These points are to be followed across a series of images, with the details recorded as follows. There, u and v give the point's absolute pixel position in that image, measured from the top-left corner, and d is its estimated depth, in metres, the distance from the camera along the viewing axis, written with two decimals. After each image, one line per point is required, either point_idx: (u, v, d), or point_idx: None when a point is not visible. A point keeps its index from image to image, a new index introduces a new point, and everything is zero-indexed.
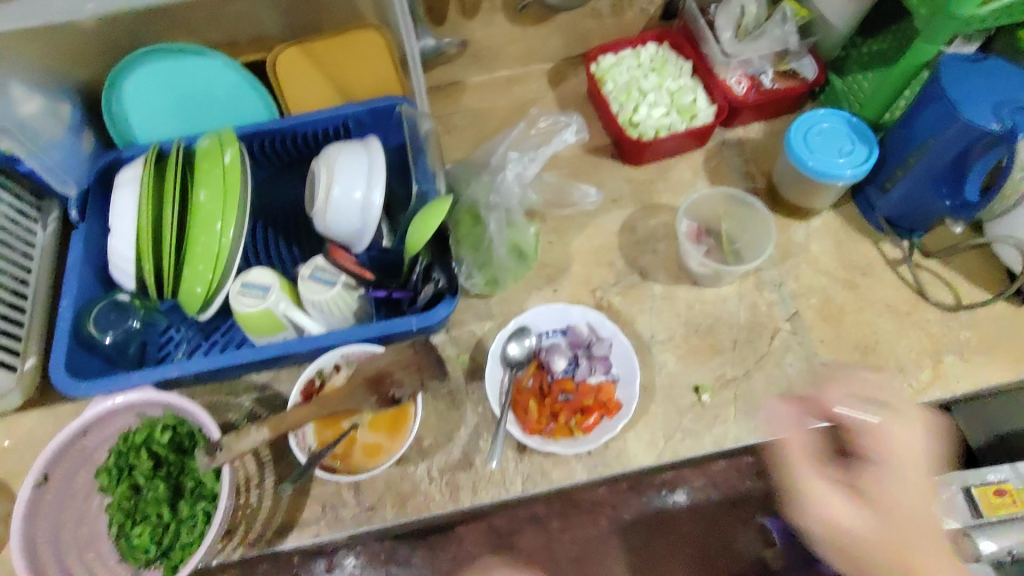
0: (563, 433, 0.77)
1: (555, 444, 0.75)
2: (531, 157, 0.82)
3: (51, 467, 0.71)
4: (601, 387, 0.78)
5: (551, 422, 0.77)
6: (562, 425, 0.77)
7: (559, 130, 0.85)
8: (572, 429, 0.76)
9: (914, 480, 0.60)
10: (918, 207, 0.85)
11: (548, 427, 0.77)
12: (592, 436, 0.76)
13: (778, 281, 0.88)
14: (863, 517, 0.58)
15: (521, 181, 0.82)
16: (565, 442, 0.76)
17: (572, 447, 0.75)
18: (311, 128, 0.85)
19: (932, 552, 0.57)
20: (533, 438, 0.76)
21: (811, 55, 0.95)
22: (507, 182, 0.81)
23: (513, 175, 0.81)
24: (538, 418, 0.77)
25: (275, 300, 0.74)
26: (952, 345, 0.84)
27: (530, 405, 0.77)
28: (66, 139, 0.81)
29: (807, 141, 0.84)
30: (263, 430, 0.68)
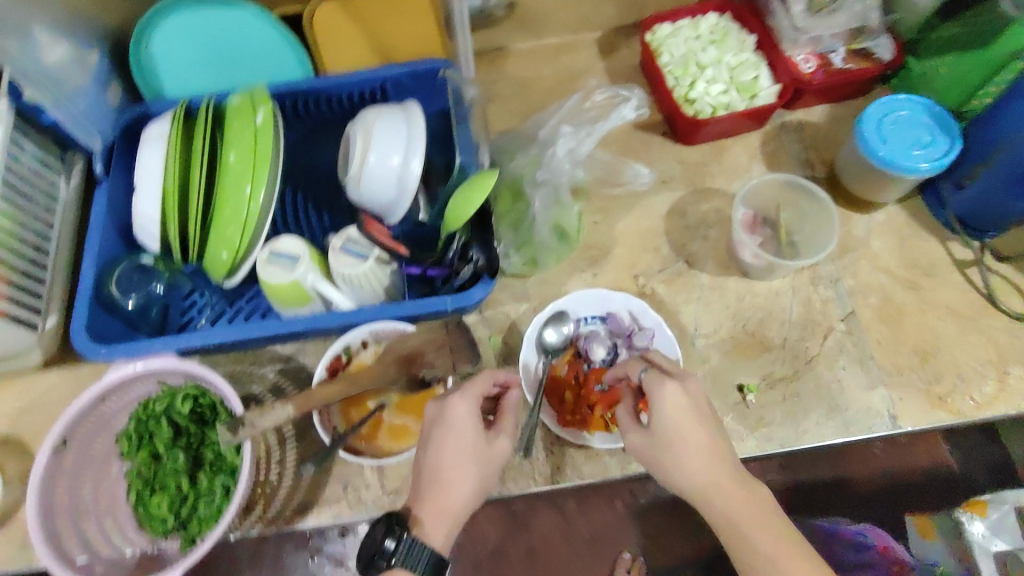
0: (599, 427, 0.72)
1: (588, 439, 0.72)
2: (586, 133, 0.77)
3: (70, 433, 0.68)
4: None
5: (586, 413, 0.72)
6: (598, 418, 0.72)
7: (617, 105, 0.79)
8: (608, 422, 0.72)
9: (674, 420, 0.60)
10: (994, 206, 0.78)
11: (584, 420, 0.72)
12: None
13: (835, 278, 0.82)
14: (640, 440, 0.63)
15: (574, 158, 0.77)
16: (600, 436, 0.72)
17: (607, 442, 0.71)
18: (346, 90, 0.80)
19: (707, 471, 0.59)
20: (568, 430, 0.72)
21: (889, 34, 0.88)
22: (557, 158, 0.76)
23: (565, 151, 0.76)
24: (572, 409, 0.73)
25: (304, 271, 0.70)
26: (1020, 357, 0.78)
27: (566, 395, 0.74)
28: (90, 88, 0.77)
29: (881, 130, 0.77)
30: (288, 406, 0.65)
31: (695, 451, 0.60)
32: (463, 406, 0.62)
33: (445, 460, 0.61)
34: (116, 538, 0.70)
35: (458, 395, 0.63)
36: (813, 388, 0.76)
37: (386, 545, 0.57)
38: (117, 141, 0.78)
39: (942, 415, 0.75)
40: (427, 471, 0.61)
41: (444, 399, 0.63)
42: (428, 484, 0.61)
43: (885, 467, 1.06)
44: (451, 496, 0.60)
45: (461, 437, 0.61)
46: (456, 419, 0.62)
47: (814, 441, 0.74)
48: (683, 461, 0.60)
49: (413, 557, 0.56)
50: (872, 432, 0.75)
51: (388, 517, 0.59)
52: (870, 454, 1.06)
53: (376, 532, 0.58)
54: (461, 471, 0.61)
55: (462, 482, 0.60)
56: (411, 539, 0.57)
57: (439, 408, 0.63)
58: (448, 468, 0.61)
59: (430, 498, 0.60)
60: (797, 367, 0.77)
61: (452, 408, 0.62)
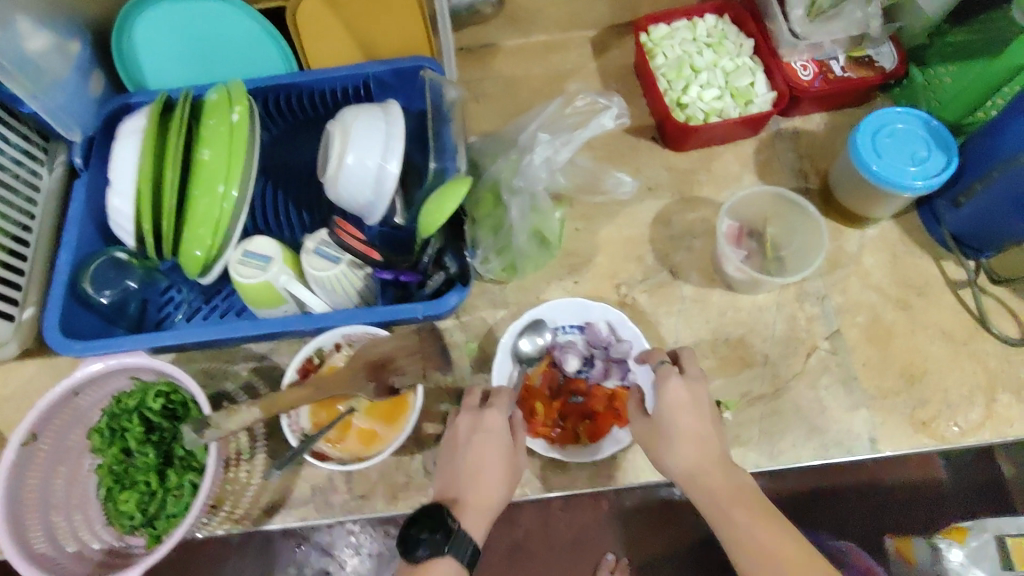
0: (569, 439, 0.72)
1: (558, 452, 0.71)
2: (564, 140, 0.74)
3: (41, 426, 0.68)
4: (614, 394, 0.74)
5: (557, 425, 0.73)
6: (569, 430, 0.72)
7: (598, 113, 0.76)
8: (579, 435, 0.72)
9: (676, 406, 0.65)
10: (990, 227, 0.75)
11: (555, 432, 0.72)
12: (597, 447, 0.71)
13: (822, 294, 0.80)
14: (641, 423, 0.67)
15: (551, 167, 0.74)
16: (570, 450, 0.71)
17: (577, 456, 0.71)
18: (329, 86, 0.79)
19: (695, 458, 0.63)
20: (538, 441, 0.71)
21: (892, 41, 0.85)
22: (534, 166, 0.73)
23: (541, 159, 0.73)
24: (544, 420, 0.72)
25: (276, 272, 0.69)
26: (1009, 383, 0.76)
27: (538, 406, 0.72)
28: (72, 80, 0.75)
29: (876, 143, 0.74)
30: (255, 409, 0.65)
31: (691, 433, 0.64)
32: (501, 414, 0.67)
33: (485, 462, 0.65)
34: (85, 533, 0.71)
35: (496, 406, 0.67)
36: (793, 407, 0.75)
37: (435, 538, 0.59)
38: (98, 134, 0.78)
39: (925, 441, 0.73)
40: (466, 473, 0.65)
41: (483, 409, 0.67)
42: (467, 484, 0.64)
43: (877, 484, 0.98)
44: (486, 496, 0.64)
45: (498, 442, 0.66)
46: (495, 427, 0.66)
47: (790, 462, 0.72)
48: (676, 446, 0.64)
49: (459, 548, 0.60)
50: (851, 454, 0.73)
51: (434, 511, 0.61)
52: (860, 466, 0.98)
53: (423, 524, 0.60)
54: (497, 474, 0.65)
55: (499, 485, 0.65)
56: (459, 531, 0.60)
57: (477, 416, 0.67)
58: (484, 472, 0.65)
59: (469, 497, 0.64)
60: (777, 386, 0.76)
61: (492, 417, 0.67)
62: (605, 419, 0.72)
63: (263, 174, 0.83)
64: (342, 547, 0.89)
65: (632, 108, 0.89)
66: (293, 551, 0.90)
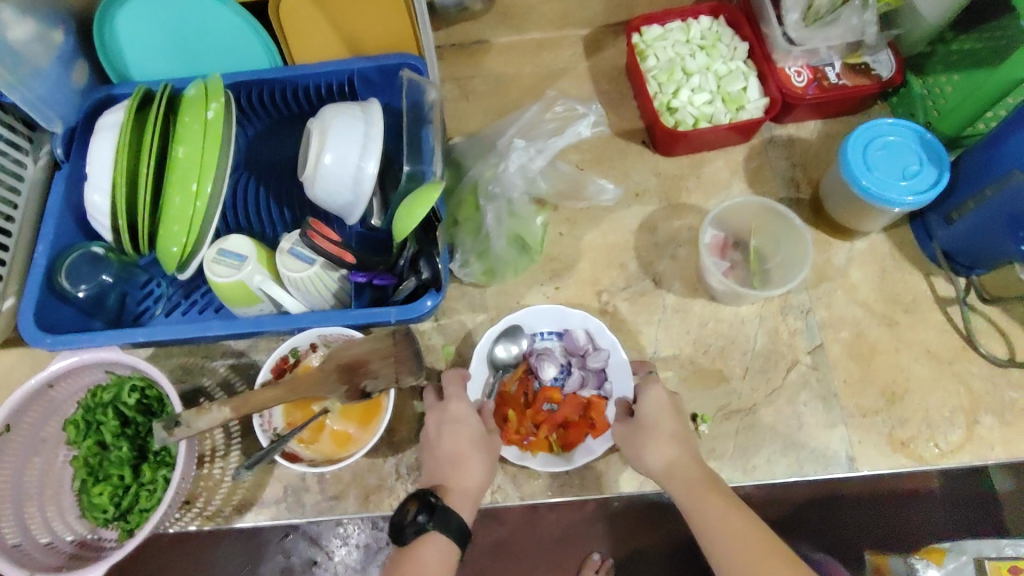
0: (541, 448, 0.71)
1: (529, 460, 0.70)
2: (539, 148, 0.74)
3: (15, 418, 0.68)
4: (589, 402, 0.72)
5: (530, 433, 0.71)
6: (542, 439, 0.71)
7: (574, 120, 0.76)
8: (551, 444, 0.71)
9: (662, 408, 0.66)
10: (980, 246, 0.73)
11: (527, 439, 0.71)
12: (570, 457, 0.70)
13: (806, 308, 0.79)
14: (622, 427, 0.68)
15: (525, 175, 0.74)
16: (542, 458, 0.70)
17: (548, 465, 0.70)
18: (313, 82, 0.78)
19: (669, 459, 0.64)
20: (510, 449, 0.71)
21: (890, 49, 0.83)
22: (509, 173, 0.73)
23: (516, 166, 0.74)
24: (517, 427, 0.71)
25: (250, 272, 0.69)
26: (992, 406, 0.74)
27: (510, 413, 0.72)
28: (53, 71, 0.74)
29: (868, 156, 0.72)
30: (224, 409, 0.63)
31: (663, 436, 0.65)
32: (464, 402, 0.68)
33: (460, 449, 0.65)
34: (57, 525, 0.71)
35: (459, 394, 0.68)
36: (770, 422, 0.74)
37: (420, 517, 0.58)
38: (78, 126, 0.76)
39: (902, 461, 0.73)
40: (443, 465, 0.64)
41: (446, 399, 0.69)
42: (444, 474, 0.64)
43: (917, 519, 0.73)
44: (465, 482, 0.63)
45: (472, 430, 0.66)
46: (464, 416, 0.67)
47: (763, 479, 0.72)
48: (655, 449, 0.65)
49: (446, 523, 0.59)
50: (826, 472, 0.73)
51: (416, 493, 0.60)
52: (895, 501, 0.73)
53: (408, 508, 0.59)
54: (472, 461, 0.64)
55: (479, 471, 0.64)
56: (444, 507, 0.59)
57: (443, 408, 0.68)
58: (459, 459, 0.64)
59: (448, 486, 0.63)
60: (755, 401, 0.75)
61: (457, 404, 0.67)
62: (579, 429, 0.70)
63: (247, 170, 0.82)
64: (330, 538, 0.74)
65: (622, 110, 0.88)
66: (280, 539, 0.74)
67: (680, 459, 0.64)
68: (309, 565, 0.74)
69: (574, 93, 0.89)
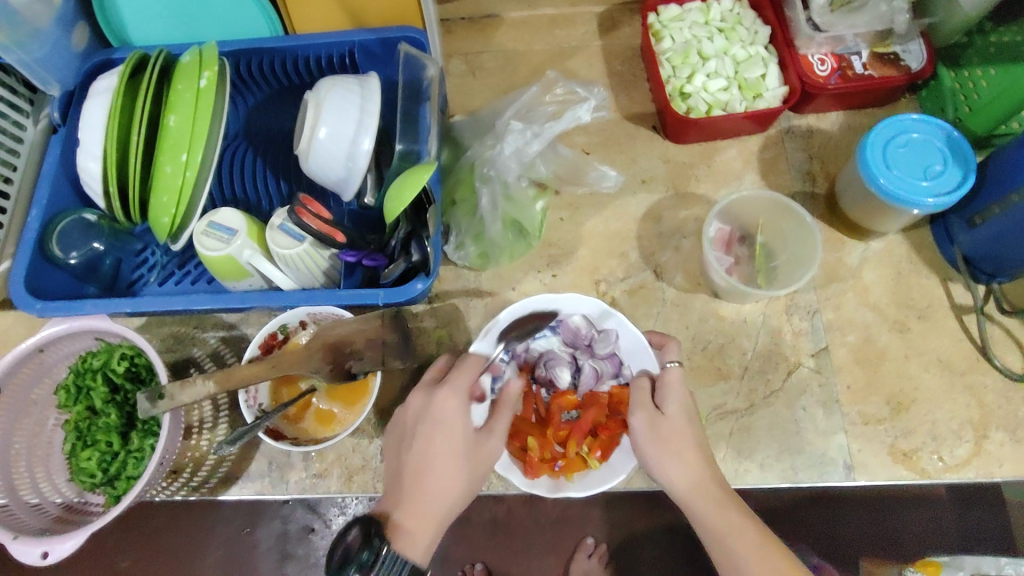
0: (576, 468, 0.65)
1: (568, 488, 0.65)
2: (535, 132, 0.71)
3: (6, 380, 0.69)
4: (612, 397, 0.68)
5: (559, 456, 0.65)
6: (574, 456, 0.65)
7: (574, 104, 0.73)
8: (586, 460, 0.65)
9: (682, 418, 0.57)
10: (1006, 252, 0.69)
11: (558, 465, 0.65)
12: (610, 467, 0.65)
13: (813, 309, 0.75)
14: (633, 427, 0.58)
15: (521, 159, 0.71)
16: (580, 481, 0.65)
17: (589, 486, 0.65)
18: (313, 53, 0.76)
19: (684, 474, 0.55)
20: (542, 482, 0.65)
21: (922, 38, 0.78)
22: (503, 156, 0.71)
23: (512, 149, 0.71)
24: (543, 454, 0.65)
25: (239, 246, 0.68)
26: (1004, 421, 0.71)
27: (532, 442, 0.64)
28: (52, 31, 0.73)
29: (887, 153, 0.68)
30: (208, 384, 0.60)
31: (677, 453, 0.56)
32: (453, 399, 0.58)
33: (434, 459, 0.56)
34: (45, 487, 0.71)
35: (449, 388, 0.58)
36: (766, 426, 0.71)
37: (361, 557, 0.51)
38: (77, 88, 0.76)
39: (903, 473, 0.70)
40: (414, 467, 0.56)
41: (434, 392, 0.59)
42: (409, 489, 0.55)
43: (900, 528, 0.75)
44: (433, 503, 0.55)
45: (452, 434, 0.57)
46: (445, 416, 0.57)
47: (756, 483, 0.70)
48: (670, 467, 0.55)
49: (394, 566, 0.52)
50: (822, 480, 0.70)
51: (357, 525, 0.52)
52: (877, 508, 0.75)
53: (343, 543, 0.52)
54: (446, 471, 0.56)
55: (449, 486, 0.55)
56: (389, 554, 0.51)
57: (427, 400, 0.59)
58: (433, 470, 0.56)
59: (411, 508, 0.54)
60: (752, 402, 0.72)
61: (442, 402, 0.58)
62: (610, 430, 0.65)
63: (247, 141, 0.82)
64: (329, 507, 0.77)
65: (634, 92, 0.84)
66: (280, 507, 0.78)
67: (706, 479, 0.55)
68: (306, 532, 0.78)
69: (585, 73, 0.85)
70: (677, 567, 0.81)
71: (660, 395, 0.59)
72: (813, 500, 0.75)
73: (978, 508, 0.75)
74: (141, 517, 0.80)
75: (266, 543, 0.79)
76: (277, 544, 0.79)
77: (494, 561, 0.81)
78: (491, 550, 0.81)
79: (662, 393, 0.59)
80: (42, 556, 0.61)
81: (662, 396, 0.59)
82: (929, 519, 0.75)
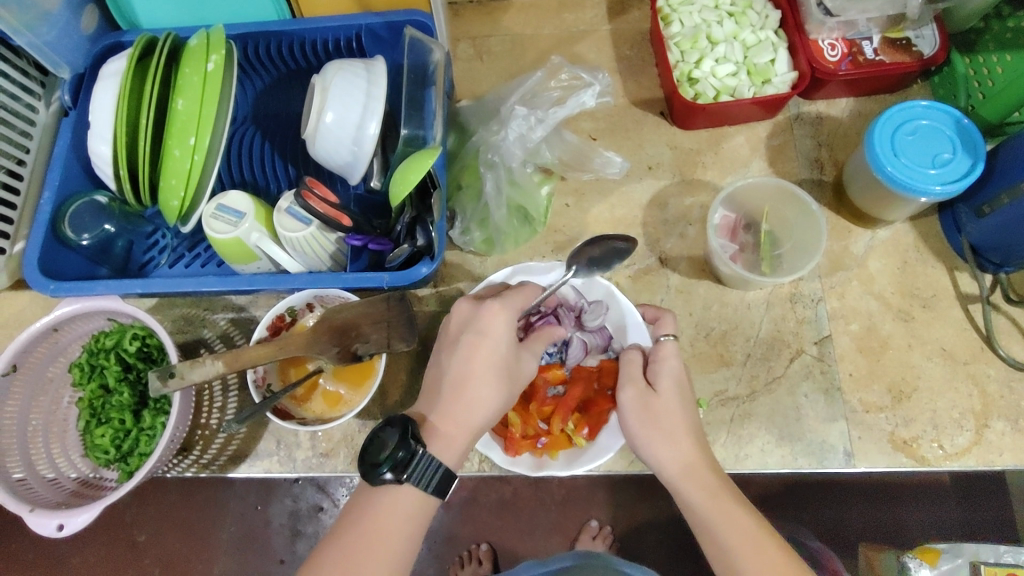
0: (561, 446, 0.67)
1: (551, 465, 0.66)
2: (539, 118, 0.71)
3: (22, 359, 0.70)
4: (601, 368, 0.70)
5: (542, 433, 0.67)
6: (557, 433, 0.67)
7: (578, 89, 0.73)
8: (571, 437, 0.67)
9: (672, 399, 0.58)
10: (1013, 241, 0.68)
11: (541, 441, 0.67)
12: (598, 446, 0.66)
13: (817, 297, 0.75)
14: (625, 402, 0.59)
15: (525, 145, 0.71)
16: (563, 458, 0.66)
17: (571, 465, 0.66)
18: (321, 36, 0.77)
19: (672, 453, 0.56)
20: (525, 459, 0.66)
21: (937, 23, 0.77)
22: (508, 143, 0.71)
23: (516, 135, 0.71)
24: (525, 430, 0.67)
25: (247, 229, 0.69)
26: (1005, 411, 0.71)
27: (514, 418, 0.66)
28: (61, 14, 0.73)
29: (895, 140, 0.68)
30: (216, 364, 0.61)
31: (668, 435, 0.57)
32: (503, 315, 0.56)
33: (473, 370, 0.55)
34: (61, 462, 0.73)
35: (497, 303, 0.57)
36: (766, 412, 0.72)
37: (397, 457, 0.50)
38: (88, 72, 0.77)
39: (903, 460, 0.70)
40: (467, 387, 0.54)
41: (481, 305, 0.57)
42: (455, 417, 0.54)
43: (895, 516, 0.76)
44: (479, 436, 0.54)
45: (497, 352, 0.56)
46: (488, 330, 0.56)
47: (756, 468, 0.70)
48: (655, 449, 0.57)
49: (425, 470, 0.51)
50: (821, 466, 0.70)
51: (394, 421, 0.52)
52: (873, 495, 0.76)
53: (382, 441, 0.51)
54: (489, 396, 0.55)
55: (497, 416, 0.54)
56: (424, 456, 0.51)
57: (475, 311, 0.57)
58: (480, 397, 0.55)
59: (455, 434, 0.54)
60: (753, 388, 0.73)
61: (490, 314, 0.56)
62: (598, 406, 0.67)
63: (255, 125, 0.82)
64: (338, 487, 0.79)
65: (643, 77, 0.84)
66: (291, 485, 0.80)
67: (696, 462, 0.56)
68: (315, 510, 0.80)
69: (593, 58, 0.85)
70: (677, 548, 0.82)
71: (653, 370, 0.60)
72: (810, 487, 0.76)
73: (975, 497, 0.75)
74: (155, 494, 0.82)
75: (278, 520, 0.81)
76: (288, 521, 0.81)
77: (499, 541, 0.83)
78: (496, 530, 0.83)
79: (653, 373, 0.60)
80: (57, 529, 0.63)
81: (653, 373, 0.60)
82: (930, 505, 0.75)
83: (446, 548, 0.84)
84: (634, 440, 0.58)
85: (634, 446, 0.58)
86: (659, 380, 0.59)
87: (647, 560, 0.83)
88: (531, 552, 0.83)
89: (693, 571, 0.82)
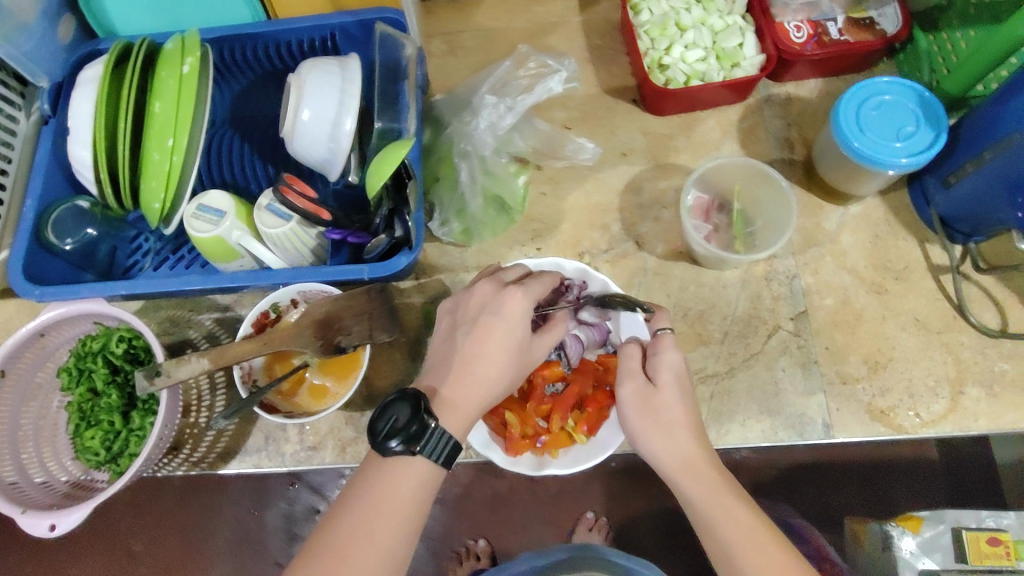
0: (561, 444, 0.68)
1: (552, 464, 0.67)
2: (508, 105, 0.73)
3: (9, 364, 0.71)
4: (601, 363, 0.72)
5: (542, 432, 0.68)
6: (557, 431, 0.68)
7: (546, 76, 0.75)
8: (571, 434, 0.68)
9: (668, 388, 0.59)
10: (979, 211, 0.70)
11: (541, 440, 0.68)
12: (598, 443, 0.67)
13: (792, 274, 0.77)
14: (625, 397, 0.59)
15: (496, 133, 0.74)
16: (563, 456, 0.67)
17: (573, 463, 0.67)
18: (295, 36, 0.78)
19: (659, 433, 0.57)
20: (527, 459, 0.67)
21: (899, 2, 0.79)
22: (478, 131, 0.73)
23: (486, 124, 0.73)
24: (525, 431, 0.68)
25: (228, 227, 0.70)
26: (979, 377, 0.72)
27: (514, 418, 0.67)
28: (38, 25, 0.74)
29: (860, 117, 0.69)
30: (203, 360, 0.62)
31: (653, 415, 0.58)
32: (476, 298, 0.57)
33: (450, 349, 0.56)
34: (52, 466, 0.74)
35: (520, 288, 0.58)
36: (745, 387, 0.73)
37: (409, 431, 0.51)
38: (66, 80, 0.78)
39: (881, 429, 0.71)
40: (448, 372, 0.56)
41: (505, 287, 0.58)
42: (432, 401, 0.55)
43: (875, 489, 0.77)
44: (460, 421, 0.54)
45: (472, 336, 0.56)
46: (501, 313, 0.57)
47: (737, 443, 0.72)
48: (651, 439, 0.58)
49: (435, 446, 0.52)
50: (802, 438, 0.72)
51: (407, 395, 0.52)
52: (854, 470, 0.77)
53: (393, 415, 0.52)
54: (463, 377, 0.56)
55: (474, 398, 0.55)
56: (436, 430, 0.52)
57: (497, 291, 0.58)
58: (455, 382, 0.55)
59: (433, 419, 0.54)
60: (732, 365, 0.74)
61: None
62: (598, 404, 0.68)
63: (233, 127, 0.83)
64: (332, 488, 0.80)
65: (613, 65, 0.85)
66: (286, 488, 0.81)
67: (677, 439, 0.57)
68: (311, 513, 0.81)
69: (564, 49, 0.86)
70: (667, 529, 0.83)
71: (653, 365, 0.60)
72: (795, 466, 0.77)
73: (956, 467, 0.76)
74: (148, 498, 0.83)
75: (273, 522, 0.82)
76: (284, 523, 0.81)
77: (491, 531, 0.84)
78: (488, 519, 0.84)
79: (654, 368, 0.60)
80: (49, 528, 0.64)
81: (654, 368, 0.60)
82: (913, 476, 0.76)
83: (440, 542, 0.85)
84: (630, 430, 0.59)
85: (632, 436, 0.59)
86: (658, 372, 0.59)
87: (637, 543, 0.84)
88: (523, 542, 0.84)
89: (685, 551, 0.83)
